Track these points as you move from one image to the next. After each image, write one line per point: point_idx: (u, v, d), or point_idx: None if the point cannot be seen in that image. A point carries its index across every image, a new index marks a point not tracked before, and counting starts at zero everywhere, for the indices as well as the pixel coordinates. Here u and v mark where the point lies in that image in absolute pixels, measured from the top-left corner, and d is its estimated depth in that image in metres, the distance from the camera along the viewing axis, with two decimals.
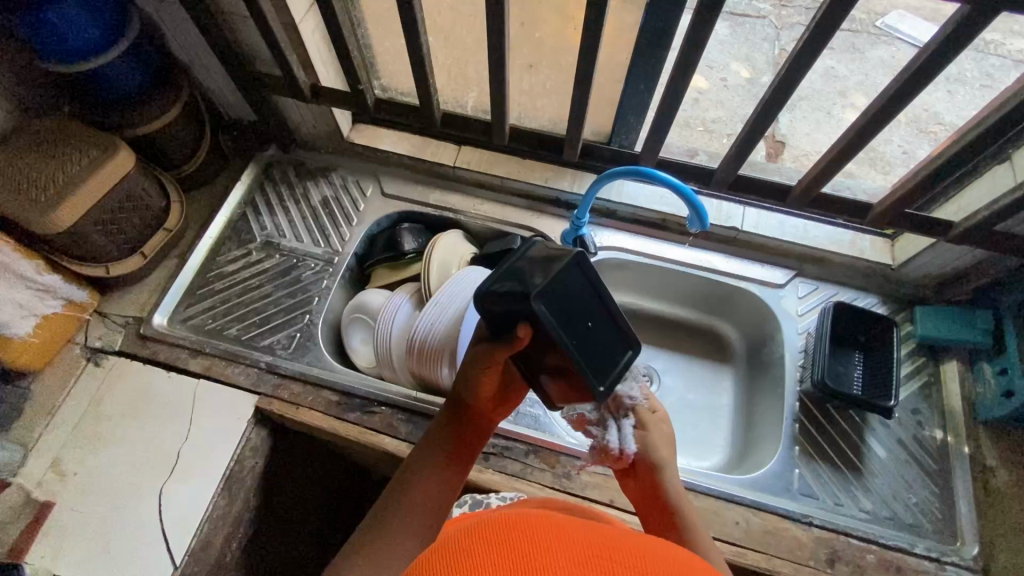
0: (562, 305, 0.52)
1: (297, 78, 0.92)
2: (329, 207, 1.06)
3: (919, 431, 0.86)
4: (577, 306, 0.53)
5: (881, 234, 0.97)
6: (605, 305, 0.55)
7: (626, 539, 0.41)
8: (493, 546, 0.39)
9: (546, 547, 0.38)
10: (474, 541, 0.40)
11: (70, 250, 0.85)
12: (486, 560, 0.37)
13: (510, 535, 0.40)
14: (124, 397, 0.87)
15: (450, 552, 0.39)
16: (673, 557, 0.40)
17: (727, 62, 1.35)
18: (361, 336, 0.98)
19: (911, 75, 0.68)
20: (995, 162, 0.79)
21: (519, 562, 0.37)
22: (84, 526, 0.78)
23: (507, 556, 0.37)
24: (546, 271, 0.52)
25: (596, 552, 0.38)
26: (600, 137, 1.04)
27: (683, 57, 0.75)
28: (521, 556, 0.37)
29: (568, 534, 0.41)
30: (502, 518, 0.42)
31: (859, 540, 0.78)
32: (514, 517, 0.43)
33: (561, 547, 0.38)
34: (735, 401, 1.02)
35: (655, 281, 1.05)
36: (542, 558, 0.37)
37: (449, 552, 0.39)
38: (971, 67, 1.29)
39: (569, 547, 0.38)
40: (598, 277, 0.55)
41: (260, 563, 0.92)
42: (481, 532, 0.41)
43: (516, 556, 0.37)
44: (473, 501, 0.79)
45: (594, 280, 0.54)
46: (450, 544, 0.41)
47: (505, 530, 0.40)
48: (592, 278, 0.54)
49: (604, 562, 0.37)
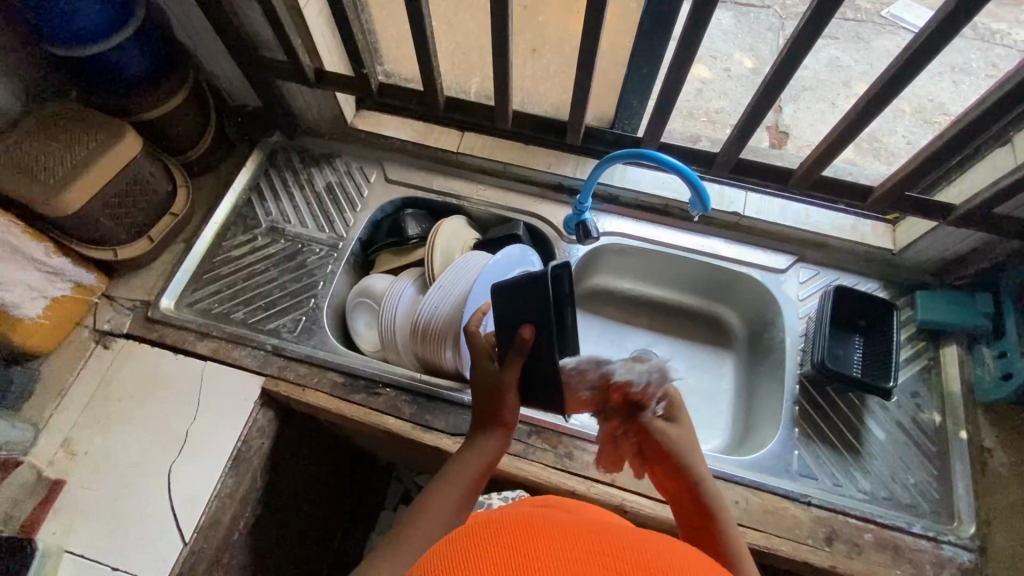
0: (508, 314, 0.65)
1: (300, 63, 0.93)
2: (333, 192, 1.07)
3: (917, 413, 0.87)
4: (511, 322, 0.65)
5: (882, 219, 0.98)
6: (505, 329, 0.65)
7: (629, 536, 0.42)
8: (498, 541, 0.41)
9: (551, 544, 0.40)
10: (478, 541, 0.41)
11: (79, 232, 0.87)
12: (490, 557, 0.39)
13: (515, 535, 0.41)
14: (132, 379, 0.88)
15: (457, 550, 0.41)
16: (679, 554, 0.41)
17: (731, 53, 1.34)
18: (366, 319, 1.00)
19: (911, 55, 0.69)
20: (996, 145, 0.80)
21: (522, 562, 0.38)
22: (96, 503, 0.80)
23: (511, 552, 0.39)
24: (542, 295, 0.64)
25: (597, 550, 0.39)
26: (603, 123, 1.04)
27: (685, 40, 0.75)
28: (525, 554, 0.39)
29: (577, 532, 0.42)
30: (506, 518, 0.44)
31: (857, 520, 0.79)
32: (524, 514, 0.44)
33: (564, 546, 0.39)
34: (735, 385, 1.03)
35: (655, 267, 1.06)
36: (545, 558, 0.38)
37: (459, 545, 0.42)
38: (977, 56, 1.28)
39: (574, 545, 0.40)
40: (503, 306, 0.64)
41: (266, 542, 0.94)
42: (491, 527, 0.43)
43: (518, 554, 0.39)
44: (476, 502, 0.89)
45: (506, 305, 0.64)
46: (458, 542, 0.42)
47: (509, 528, 0.42)
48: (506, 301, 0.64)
49: (605, 560, 0.38)
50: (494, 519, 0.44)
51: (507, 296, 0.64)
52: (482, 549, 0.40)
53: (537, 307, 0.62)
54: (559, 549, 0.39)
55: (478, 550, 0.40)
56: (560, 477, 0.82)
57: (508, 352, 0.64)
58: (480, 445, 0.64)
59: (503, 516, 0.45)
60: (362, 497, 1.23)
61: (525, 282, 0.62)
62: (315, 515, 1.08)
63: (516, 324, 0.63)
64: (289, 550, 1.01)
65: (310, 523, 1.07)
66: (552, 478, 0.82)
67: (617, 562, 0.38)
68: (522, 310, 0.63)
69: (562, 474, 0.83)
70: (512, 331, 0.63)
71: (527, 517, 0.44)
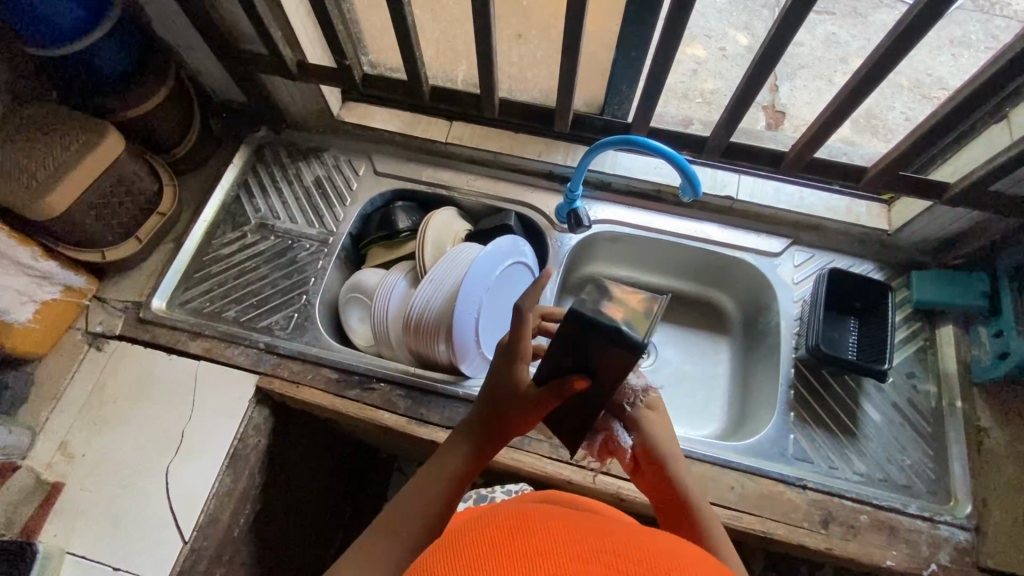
0: (595, 335, 0.48)
1: (282, 56, 0.91)
2: (322, 186, 1.06)
3: (913, 394, 0.87)
4: (590, 344, 0.50)
5: (878, 199, 0.97)
6: (567, 348, 0.51)
7: (624, 532, 0.42)
8: (495, 538, 0.41)
9: (550, 542, 0.39)
10: (475, 539, 0.41)
11: (65, 235, 0.86)
12: (487, 555, 0.39)
13: (513, 533, 0.41)
14: (127, 380, 0.88)
15: (454, 550, 0.41)
16: (677, 550, 0.41)
17: (726, 31, 1.32)
18: (358, 314, 0.99)
19: (904, 30, 0.67)
20: (991, 121, 0.78)
21: (520, 558, 0.38)
22: (95, 504, 0.81)
23: (506, 549, 0.39)
24: (612, 352, 0.49)
25: (594, 547, 0.39)
26: (593, 108, 1.02)
27: (671, 21, 0.73)
28: (521, 549, 0.39)
29: (576, 528, 0.42)
30: (503, 516, 0.44)
31: (852, 502, 0.79)
32: (522, 513, 0.45)
33: (563, 543, 0.39)
34: (731, 370, 1.03)
35: (648, 254, 1.05)
36: (542, 554, 0.38)
37: (452, 544, 0.42)
38: (976, 29, 1.24)
39: (571, 540, 0.40)
40: (593, 326, 0.48)
41: (269, 538, 0.95)
42: (489, 527, 0.42)
43: (514, 550, 0.39)
44: (479, 496, 0.90)
45: (597, 326, 0.48)
46: (454, 541, 0.43)
47: (506, 527, 0.42)
48: (599, 326, 0.48)
49: (606, 557, 0.38)
50: (490, 519, 0.44)
51: (586, 343, 0.50)
52: (479, 545, 0.40)
53: (608, 363, 0.50)
54: (554, 546, 0.39)
55: (474, 549, 0.40)
56: (556, 467, 0.82)
57: (552, 387, 0.55)
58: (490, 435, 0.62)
59: (499, 514, 0.45)
60: (365, 491, 1.24)
61: (612, 345, 0.48)
62: (318, 509, 1.10)
63: (579, 368, 0.53)
64: (290, 545, 1.02)
65: (311, 517, 1.08)
66: (547, 468, 0.82)
67: (615, 556, 0.38)
68: (592, 361, 0.51)
69: (557, 463, 0.83)
70: (567, 365, 0.54)
71: (524, 514, 0.44)
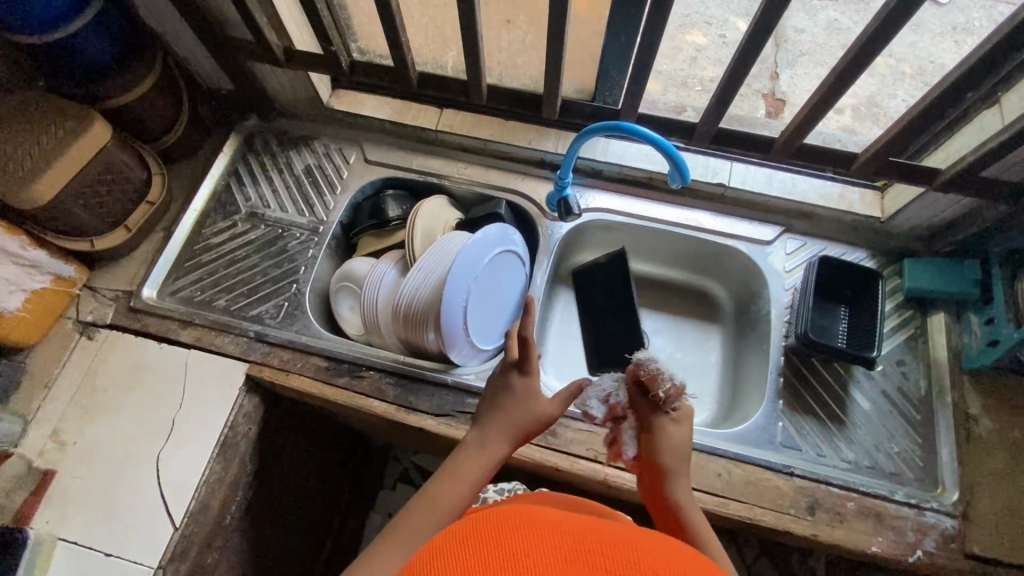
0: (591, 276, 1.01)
1: (267, 42, 0.90)
2: (312, 174, 1.06)
3: (903, 382, 0.87)
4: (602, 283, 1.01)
5: (870, 186, 0.96)
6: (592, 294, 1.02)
7: (613, 533, 0.42)
8: (484, 539, 0.41)
9: (539, 544, 0.40)
10: (464, 540, 0.41)
11: (54, 224, 0.86)
12: (476, 555, 0.39)
13: (502, 533, 0.41)
14: (117, 369, 0.89)
15: (443, 552, 0.41)
16: (665, 549, 0.41)
17: (726, 18, 1.30)
18: (349, 302, 0.99)
19: (891, 12, 0.66)
20: (985, 107, 0.77)
21: (508, 561, 0.38)
22: (86, 491, 0.81)
23: (494, 550, 0.39)
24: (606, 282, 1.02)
25: (582, 549, 0.39)
26: (584, 94, 1.01)
27: (656, 5, 0.72)
28: (511, 551, 0.39)
29: (565, 528, 0.42)
30: (491, 516, 0.44)
31: (840, 489, 0.79)
32: (511, 512, 0.45)
33: (551, 544, 0.39)
34: (722, 357, 1.03)
35: (641, 242, 1.05)
36: (531, 558, 0.38)
37: (442, 545, 0.42)
38: (980, 15, 1.22)
39: (561, 542, 0.40)
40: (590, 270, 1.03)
41: (261, 524, 0.96)
42: (478, 527, 0.43)
43: (502, 553, 0.39)
44: None
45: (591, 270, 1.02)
46: (443, 542, 0.43)
47: (494, 527, 0.42)
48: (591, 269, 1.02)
49: (595, 559, 0.38)
50: (479, 518, 0.44)
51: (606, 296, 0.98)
52: (467, 547, 0.40)
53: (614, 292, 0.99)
54: (542, 547, 0.39)
55: (464, 549, 0.40)
56: (545, 455, 0.82)
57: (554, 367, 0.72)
58: (494, 442, 0.67)
59: (489, 513, 0.45)
60: (362, 476, 1.25)
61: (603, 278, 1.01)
62: (312, 495, 1.11)
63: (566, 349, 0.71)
64: (285, 531, 1.03)
65: (306, 503, 1.09)
66: (537, 455, 0.82)
67: (602, 559, 0.38)
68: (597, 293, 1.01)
69: (546, 451, 0.83)
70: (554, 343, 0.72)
71: (513, 512, 0.45)
